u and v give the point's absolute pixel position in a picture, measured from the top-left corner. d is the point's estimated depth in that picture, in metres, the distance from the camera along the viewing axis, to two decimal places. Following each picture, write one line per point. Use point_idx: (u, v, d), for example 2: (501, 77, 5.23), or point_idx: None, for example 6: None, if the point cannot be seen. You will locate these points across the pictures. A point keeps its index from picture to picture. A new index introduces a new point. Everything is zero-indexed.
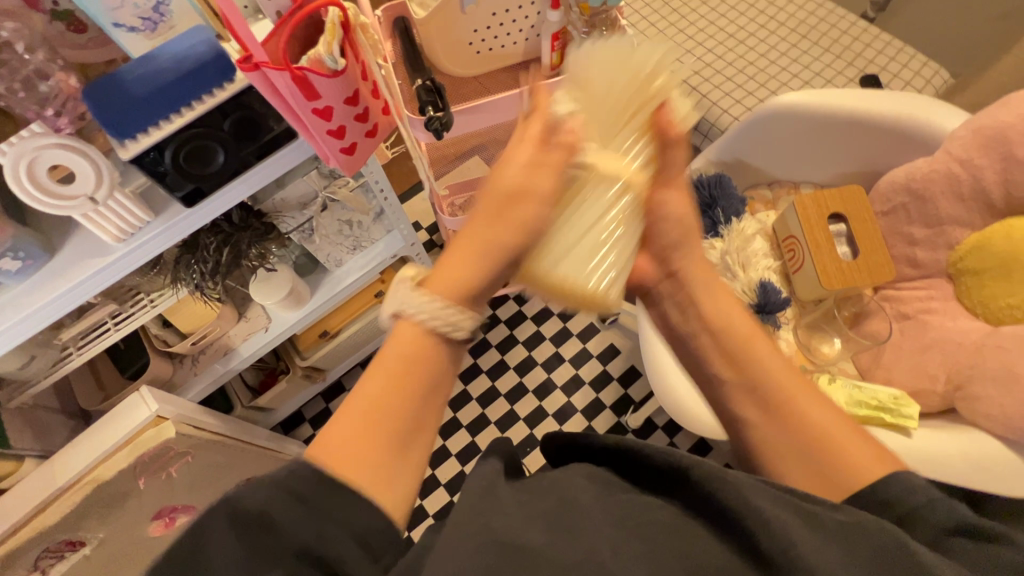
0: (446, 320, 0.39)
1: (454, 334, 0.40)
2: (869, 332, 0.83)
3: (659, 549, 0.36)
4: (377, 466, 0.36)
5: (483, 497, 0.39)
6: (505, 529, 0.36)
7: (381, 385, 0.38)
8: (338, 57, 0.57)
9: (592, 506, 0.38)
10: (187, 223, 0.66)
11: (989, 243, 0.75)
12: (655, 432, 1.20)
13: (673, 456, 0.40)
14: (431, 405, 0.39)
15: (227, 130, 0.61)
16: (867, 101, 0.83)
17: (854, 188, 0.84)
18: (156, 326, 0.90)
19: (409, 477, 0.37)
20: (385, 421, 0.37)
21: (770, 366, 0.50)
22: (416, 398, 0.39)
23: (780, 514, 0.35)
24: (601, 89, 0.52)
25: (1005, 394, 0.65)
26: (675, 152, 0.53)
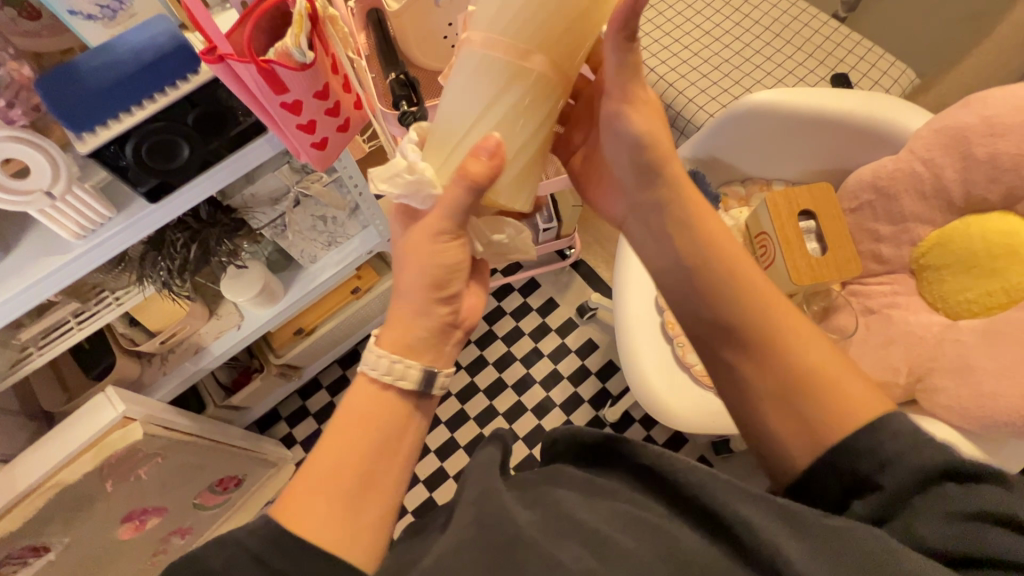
0: (391, 370, 0.45)
1: (400, 382, 0.46)
2: (836, 326, 0.85)
3: (644, 547, 0.36)
4: (332, 517, 0.39)
5: (474, 501, 0.39)
6: (493, 527, 0.37)
7: (338, 445, 0.42)
8: (307, 50, 0.55)
9: (579, 510, 0.39)
10: (154, 219, 0.64)
11: (950, 240, 0.78)
12: (632, 426, 1.22)
13: (663, 456, 0.40)
14: (386, 458, 0.43)
15: (190, 123, 0.60)
16: (832, 101, 0.85)
17: (823, 185, 0.86)
18: (122, 325, 0.87)
19: (366, 525, 0.40)
20: (340, 476, 0.41)
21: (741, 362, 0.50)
22: (385, 453, 0.43)
23: (767, 521, 0.36)
24: None
25: (963, 386, 0.67)
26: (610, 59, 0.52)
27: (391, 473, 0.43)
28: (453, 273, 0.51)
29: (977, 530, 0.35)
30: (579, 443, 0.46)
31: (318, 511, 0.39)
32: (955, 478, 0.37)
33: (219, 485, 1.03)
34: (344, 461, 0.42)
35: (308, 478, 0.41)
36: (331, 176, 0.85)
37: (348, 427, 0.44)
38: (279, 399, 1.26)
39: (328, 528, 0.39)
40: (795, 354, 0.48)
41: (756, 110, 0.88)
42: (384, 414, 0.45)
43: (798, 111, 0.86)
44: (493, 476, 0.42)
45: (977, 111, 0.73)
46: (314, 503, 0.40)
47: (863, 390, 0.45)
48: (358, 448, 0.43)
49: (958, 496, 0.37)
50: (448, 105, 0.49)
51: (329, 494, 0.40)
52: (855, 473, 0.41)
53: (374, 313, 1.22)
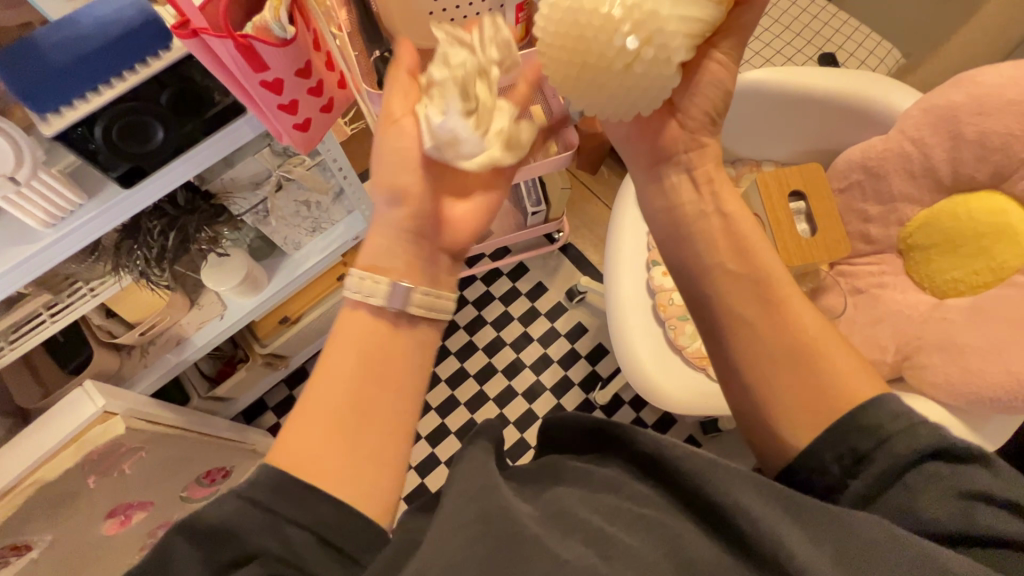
0: (363, 289, 0.46)
1: (370, 300, 0.46)
2: (826, 306, 0.85)
3: (648, 546, 0.36)
4: (329, 461, 0.39)
5: (474, 492, 0.38)
6: (497, 518, 0.36)
7: (328, 378, 0.42)
8: (287, 25, 0.53)
9: (580, 508, 0.38)
10: (127, 207, 0.61)
11: (937, 219, 0.79)
12: (622, 408, 1.22)
13: (662, 447, 0.40)
14: (384, 395, 0.42)
15: (164, 103, 0.57)
16: (863, 85, 0.83)
17: (813, 165, 0.85)
18: (99, 317, 0.84)
19: (371, 471, 0.40)
20: (337, 413, 0.41)
21: None
22: (376, 383, 0.43)
23: (768, 510, 0.36)
24: None
25: (951, 364, 0.68)
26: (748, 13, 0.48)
27: (393, 406, 0.42)
28: (409, 153, 0.51)
29: (964, 507, 0.36)
30: (576, 431, 0.45)
31: (319, 453, 0.39)
32: (946, 458, 0.38)
33: (206, 478, 1.01)
34: (337, 393, 0.41)
35: (299, 422, 0.40)
36: (314, 159, 0.81)
37: (337, 351, 0.44)
38: (266, 389, 1.23)
39: (319, 464, 0.38)
40: (807, 314, 0.46)
41: (778, 91, 0.86)
42: (369, 342, 0.45)
43: (833, 93, 0.84)
44: (492, 471, 0.41)
45: (965, 89, 0.73)
46: (311, 439, 0.39)
47: (856, 365, 0.44)
48: (347, 374, 0.42)
49: (947, 474, 0.37)
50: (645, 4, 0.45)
51: (315, 427, 0.40)
52: (854, 452, 0.39)
53: None
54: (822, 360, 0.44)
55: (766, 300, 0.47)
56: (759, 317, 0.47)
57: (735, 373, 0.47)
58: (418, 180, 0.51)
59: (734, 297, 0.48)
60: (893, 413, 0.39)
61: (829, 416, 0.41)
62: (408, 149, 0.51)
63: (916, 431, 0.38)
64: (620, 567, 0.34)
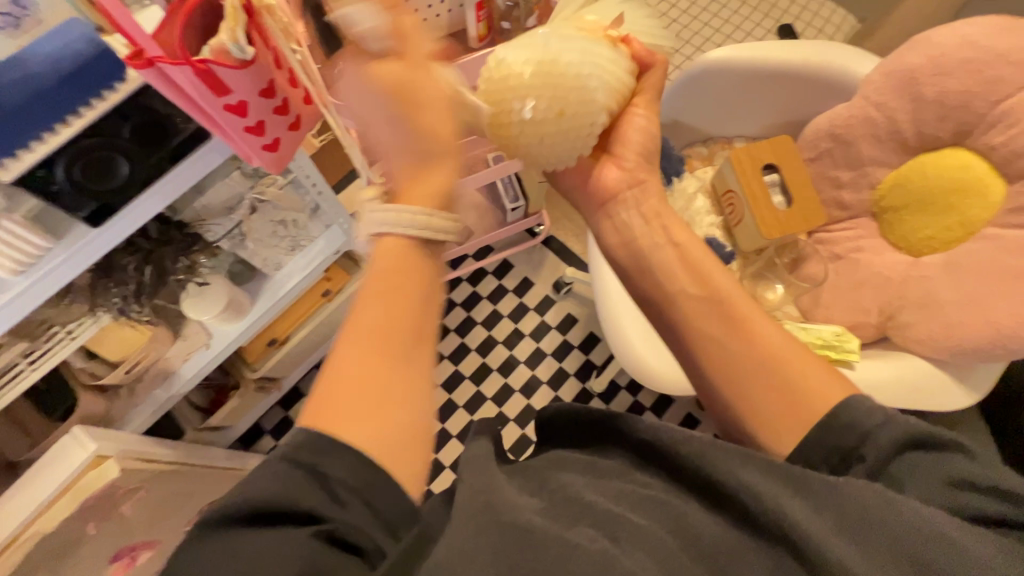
0: (424, 224, 0.41)
1: (432, 235, 0.41)
2: (807, 275, 0.87)
3: (655, 525, 0.36)
4: (358, 428, 0.34)
5: (480, 483, 0.38)
6: (504, 508, 0.36)
7: (361, 329, 0.37)
8: (246, 45, 0.52)
9: (585, 492, 0.39)
10: (99, 245, 0.59)
11: (906, 181, 0.81)
12: (619, 393, 1.23)
13: (663, 432, 0.41)
14: (421, 354, 0.38)
15: (127, 137, 0.57)
16: (808, 54, 0.84)
17: (782, 137, 0.87)
18: (81, 360, 0.81)
19: (401, 438, 0.35)
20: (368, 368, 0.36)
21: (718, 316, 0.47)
22: (409, 336, 0.38)
23: (767, 483, 0.36)
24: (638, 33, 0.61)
25: (932, 320, 0.70)
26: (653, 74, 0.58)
27: (422, 358, 0.38)
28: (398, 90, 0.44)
29: (960, 495, 0.37)
30: (571, 423, 0.46)
31: (344, 413, 0.35)
32: (925, 446, 0.39)
33: (208, 509, 0.97)
34: (374, 332, 0.37)
35: (330, 384, 0.36)
36: (286, 177, 0.81)
37: (370, 286, 0.39)
38: (262, 412, 1.21)
39: (349, 428, 0.34)
40: (772, 329, 0.45)
41: (727, 70, 0.87)
42: (400, 280, 0.39)
43: (781, 66, 0.86)
44: (495, 468, 0.40)
45: (922, 51, 0.75)
46: (337, 397, 0.35)
47: (824, 370, 0.44)
48: (391, 308, 0.38)
49: (929, 463, 0.38)
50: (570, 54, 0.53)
51: (345, 387, 0.35)
52: (838, 449, 0.40)
53: None
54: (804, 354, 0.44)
55: (728, 317, 0.46)
56: (724, 333, 0.46)
57: (717, 365, 0.46)
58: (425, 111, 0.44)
59: (700, 318, 0.47)
60: (868, 410, 0.41)
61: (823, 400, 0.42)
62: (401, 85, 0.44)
63: (893, 421, 0.40)
64: (629, 547, 0.34)
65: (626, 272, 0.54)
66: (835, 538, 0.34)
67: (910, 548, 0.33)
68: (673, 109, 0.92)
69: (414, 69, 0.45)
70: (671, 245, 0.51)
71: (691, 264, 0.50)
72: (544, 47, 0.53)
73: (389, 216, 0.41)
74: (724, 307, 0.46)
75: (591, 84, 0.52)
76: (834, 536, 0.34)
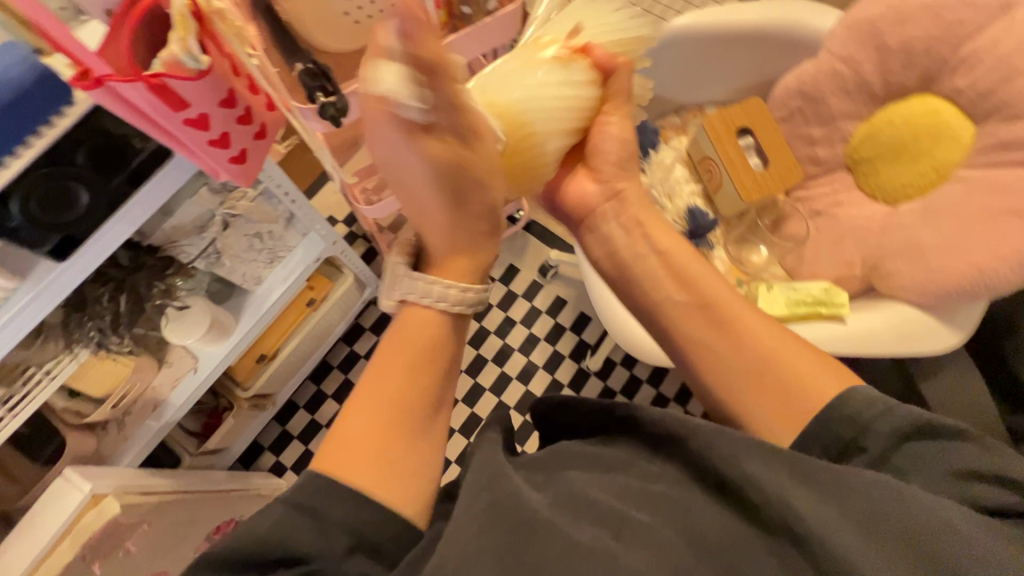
0: (457, 301, 0.46)
1: (461, 310, 0.46)
2: (790, 234, 0.89)
3: (659, 521, 0.36)
4: (373, 471, 0.38)
5: (485, 481, 0.38)
6: (507, 500, 0.36)
7: (392, 386, 0.41)
8: (200, 55, 0.48)
9: (591, 490, 0.39)
10: (67, 280, 0.57)
11: (878, 132, 0.82)
12: (615, 369, 1.24)
13: (666, 421, 0.41)
14: (433, 406, 0.43)
15: (82, 163, 0.53)
16: (772, 14, 0.84)
17: (755, 99, 0.86)
18: (63, 400, 0.78)
19: (414, 476, 0.39)
20: (401, 417, 0.41)
21: (703, 314, 0.48)
22: (433, 394, 0.43)
23: (775, 475, 0.36)
24: (596, 24, 0.54)
25: (915, 267, 0.72)
26: (620, 76, 0.53)
27: (435, 411, 0.43)
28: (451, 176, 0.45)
29: (965, 485, 0.37)
30: (582, 413, 0.47)
31: (364, 458, 0.38)
32: (928, 437, 0.39)
33: (215, 532, 0.96)
34: (406, 390, 0.42)
35: (353, 433, 0.39)
36: (256, 189, 0.78)
37: (395, 344, 0.44)
38: (257, 430, 1.18)
39: (368, 468, 0.38)
40: (762, 325, 0.46)
41: (692, 37, 0.86)
42: (426, 343, 0.44)
43: (745, 28, 0.85)
44: (502, 459, 0.40)
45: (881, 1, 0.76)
46: (359, 446, 0.39)
47: (820, 363, 0.44)
48: (422, 367, 0.43)
49: (933, 454, 0.38)
50: (526, 90, 0.49)
51: (377, 436, 0.39)
52: (841, 439, 0.40)
53: (337, 321, 1.16)
54: (791, 346, 0.45)
55: (715, 322, 0.47)
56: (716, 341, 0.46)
57: (714, 359, 0.46)
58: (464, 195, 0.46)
59: (688, 326, 0.48)
60: (869, 399, 0.41)
61: (811, 380, 0.43)
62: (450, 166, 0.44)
63: (895, 412, 0.40)
64: (633, 546, 0.35)
65: (614, 283, 0.55)
66: (840, 527, 0.33)
67: (918, 539, 0.32)
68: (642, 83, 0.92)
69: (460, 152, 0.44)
70: (655, 253, 0.52)
71: (676, 274, 0.50)
72: (492, 92, 0.49)
73: (423, 288, 0.45)
74: (708, 306, 0.48)
75: (551, 124, 0.50)
76: (840, 526, 0.33)
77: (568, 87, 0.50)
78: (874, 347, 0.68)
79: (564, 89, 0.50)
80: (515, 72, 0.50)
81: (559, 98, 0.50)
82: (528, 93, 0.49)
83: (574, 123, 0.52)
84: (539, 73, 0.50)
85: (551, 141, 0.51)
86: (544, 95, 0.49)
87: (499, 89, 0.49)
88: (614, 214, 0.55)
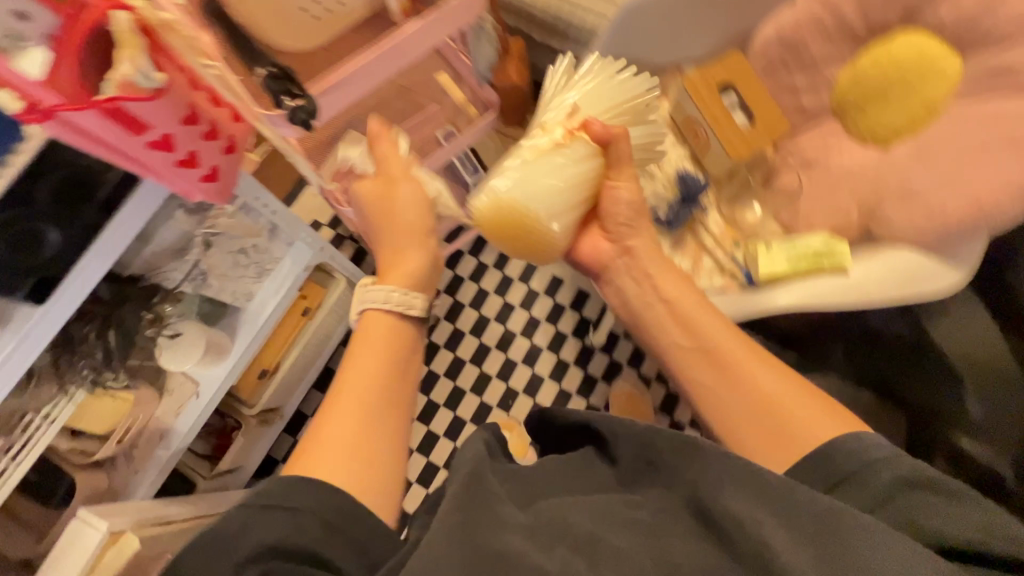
0: (403, 302, 0.60)
1: (410, 312, 0.60)
2: (782, 189, 0.87)
3: (635, 547, 0.40)
4: (340, 462, 0.47)
5: (463, 497, 0.43)
6: (483, 533, 0.40)
7: (359, 388, 0.52)
8: (153, 74, 0.47)
9: (569, 513, 0.43)
10: (49, 325, 0.55)
11: (863, 74, 0.80)
12: (620, 342, 1.24)
13: (656, 442, 0.46)
14: (392, 413, 0.52)
15: (46, 202, 0.51)
16: None
17: (733, 54, 0.84)
18: (65, 442, 0.76)
19: (379, 470, 0.49)
20: (366, 413, 0.51)
21: (705, 358, 0.55)
22: (391, 400, 0.53)
23: (760, 514, 0.39)
24: (592, 106, 0.68)
25: (912, 208, 0.71)
26: (618, 143, 0.64)
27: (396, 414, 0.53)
28: (392, 203, 0.67)
29: (967, 532, 0.39)
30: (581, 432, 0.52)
31: (334, 450, 0.48)
32: (930, 484, 0.42)
33: None
34: (368, 392, 0.52)
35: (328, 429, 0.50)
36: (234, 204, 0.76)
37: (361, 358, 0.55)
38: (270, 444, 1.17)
39: (336, 456, 0.48)
40: (762, 369, 0.52)
41: None
42: (387, 360, 0.55)
43: None
44: (487, 478, 0.45)
45: None
46: (331, 440, 0.49)
47: (823, 412, 0.48)
48: (382, 374, 0.54)
49: (932, 500, 0.41)
50: (540, 180, 0.62)
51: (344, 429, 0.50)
52: (831, 470, 0.44)
53: (336, 325, 1.14)
54: (788, 393, 0.50)
55: (715, 364, 0.54)
56: (714, 381, 0.53)
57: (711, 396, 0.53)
58: (403, 216, 0.67)
59: (691, 367, 0.56)
60: (870, 443, 0.44)
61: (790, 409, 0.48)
62: (391, 194, 0.67)
63: (899, 458, 0.43)
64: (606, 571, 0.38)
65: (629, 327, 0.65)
66: (796, 556, 0.37)
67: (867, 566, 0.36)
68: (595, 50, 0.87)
69: (383, 183, 0.68)
70: (661, 302, 0.62)
71: (678, 318, 0.59)
72: (515, 184, 0.62)
73: (378, 295, 0.60)
74: (707, 348, 0.55)
75: (564, 200, 0.63)
76: (795, 553, 0.37)
77: (577, 168, 0.63)
78: (876, 300, 0.68)
79: (570, 172, 0.63)
80: (530, 165, 0.63)
81: (568, 180, 0.63)
82: (542, 181, 0.62)
83: (583, 194, 0.65)
84: (549, 163, 0.63)
85: (565, 212, 0.64)
86: (562, 179, 0.63)
87: (520, 180, 0.62)
88: (625, 266, 0.66)
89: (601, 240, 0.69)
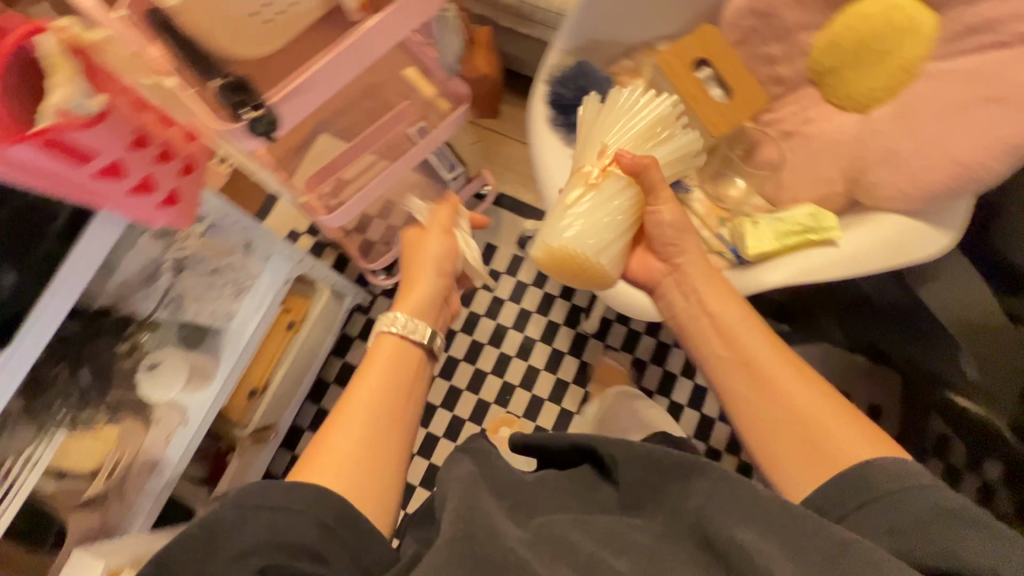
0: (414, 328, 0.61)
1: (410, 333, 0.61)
2: (765, 161, 0.86)
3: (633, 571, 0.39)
4: (343, 477, 0.47)
5: (463, 510, 0.41)
6: (487, 546, 0.38)
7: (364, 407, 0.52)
8: (90, 98, 0.43)
9: (571, 533, 0.42)
10: (14, 367, 0.51)
11: (839, 38, 0.77)
12: (613, 327, 1.23)
13: (665, 458, 0.47)
14: (394, 432, 0.53)
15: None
16: None
17: (707, 27, 0.82)
18: (52, 484, 0.73)
19: (379, 490, 0.48)
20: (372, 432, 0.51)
21: (746, 370, 0.56)
22: (395, 419, 0.53)
23: (763, 543, 0.39)
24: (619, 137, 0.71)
25: (897, 174, 0.70)
26: (652, 171, 0.66)
27: (398, 433, 0.53)
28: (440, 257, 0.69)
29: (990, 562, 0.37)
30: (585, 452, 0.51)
31: (336, 465, 0.47)
32: (958, 516, 0.40)
33: None
34: (375, 410, 0.52)
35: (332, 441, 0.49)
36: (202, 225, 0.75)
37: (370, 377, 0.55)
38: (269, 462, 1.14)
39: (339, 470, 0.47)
40: (797, 382, 0.53)
41: None
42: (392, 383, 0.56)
43: None
44: (481, 491, 0.44)
45: None
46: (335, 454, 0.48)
47: (855, 426, 0.50)
48: (391, 394, 0.54)
49: (957, 531, 0.40)
50: (586, 219, 0.65)
51: (348, 445, 0.49)
52: (842, 494, 0.46)
53: (324, 336, 1.12)
54: (821, 412, 0.51)
55: (753, 378, 0.55)
56: (750, 393, 0.55)
57: (750, 411, 0.55)
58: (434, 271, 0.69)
59: (729, 377, 0.57)
60: (895, 472, 0.45)
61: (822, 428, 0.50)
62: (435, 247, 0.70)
63: (924, 489, 0.43)
64: None
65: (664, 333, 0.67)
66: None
67: None
68: (555, 43, 0.87)
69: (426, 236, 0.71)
70: (706, 317, 0.62)
71: (722, 332, 0.60)
72: (570, 230, 0.64)
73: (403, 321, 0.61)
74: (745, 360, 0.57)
75: (610, 235, 0.66)
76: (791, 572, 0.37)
77: (621, 205, 0.67)
78: (860, 270, 0.69)
79: (613, 209, 0.66)
80: (576, 208, 0.66)
81: (613, 216, 0.66)
82: (589, 219, 0.65)
83: (628, 227, 0.68)
84: (589, 202, 0.66)
85: (613, 245, 0.66)
86: (608, 216, 0.66)
87: (571, 226, 0.65)
88: (675, 282, 0.68)
89: (651, 259, 0.72)
